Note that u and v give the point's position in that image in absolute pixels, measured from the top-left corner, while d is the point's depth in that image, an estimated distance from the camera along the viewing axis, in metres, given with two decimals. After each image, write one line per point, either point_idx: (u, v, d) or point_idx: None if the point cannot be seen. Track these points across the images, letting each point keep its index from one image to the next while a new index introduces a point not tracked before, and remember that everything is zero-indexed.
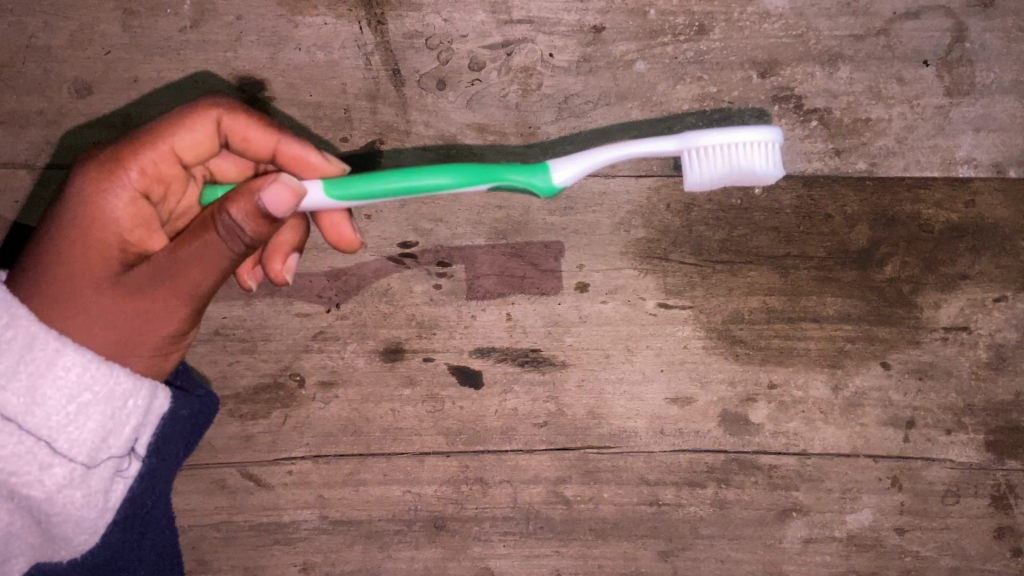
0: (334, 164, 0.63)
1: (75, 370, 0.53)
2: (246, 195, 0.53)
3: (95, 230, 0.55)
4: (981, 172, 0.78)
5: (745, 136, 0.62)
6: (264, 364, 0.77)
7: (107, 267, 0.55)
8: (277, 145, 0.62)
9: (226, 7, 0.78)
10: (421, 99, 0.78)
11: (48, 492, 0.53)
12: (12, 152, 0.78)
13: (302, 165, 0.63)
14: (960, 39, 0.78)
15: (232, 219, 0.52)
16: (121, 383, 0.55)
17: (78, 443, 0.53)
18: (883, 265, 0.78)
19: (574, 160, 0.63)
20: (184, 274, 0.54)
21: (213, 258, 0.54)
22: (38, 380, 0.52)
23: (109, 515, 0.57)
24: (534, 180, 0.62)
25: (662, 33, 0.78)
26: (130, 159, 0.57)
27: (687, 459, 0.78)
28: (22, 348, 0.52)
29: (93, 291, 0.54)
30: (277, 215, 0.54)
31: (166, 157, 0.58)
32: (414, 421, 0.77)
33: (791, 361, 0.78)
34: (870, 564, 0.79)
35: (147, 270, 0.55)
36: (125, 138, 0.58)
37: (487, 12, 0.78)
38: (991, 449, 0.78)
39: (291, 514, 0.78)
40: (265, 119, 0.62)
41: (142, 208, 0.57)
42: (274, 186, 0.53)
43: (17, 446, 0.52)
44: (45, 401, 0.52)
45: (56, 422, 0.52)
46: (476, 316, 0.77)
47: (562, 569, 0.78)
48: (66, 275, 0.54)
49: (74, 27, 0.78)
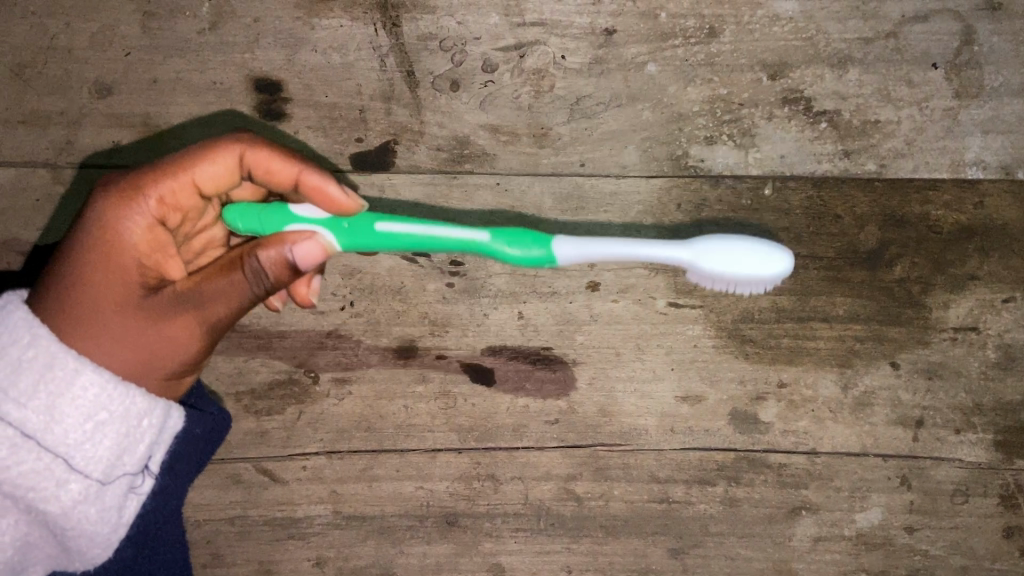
0: (353, 199, 0.60)
1: (93, 390, 0.54)
2: (278, 244, 0.58)
3: (116, 255, 0.56)
4: (989, 173, 0.79)
5: (746, 279, 0.63)
6: (279, 360, 0.78)
7: (126, 291, 0.56)
8: (298, 175, 0.61)
9: (243, 10, 0.79)
10: (435, 99, 0.79)
11: (64, 507, 0.55)
12: (33, 151, 0.79)
13: (322, 198, 0.60)
14: (968, 43, 0.79)
15: (262, 263, 0.57)
16: (137, 404, 0.56)
17: (94, 461, 0.55)
18: (892, 265, 0.79)
19: (581, 250, 0.60)
20: (204, 307, 0.57)
21: (234, 295, 0.57)
22: (57, 399, 0.53)
23: (121, 530, 0.58)
24: (538, 249, 0.60)
25: (673, 35, 0.79)
26: (151, 187, 0.57)
27: (697, 458, 0.78)
28: (42, 367, 0.53)
29: (113, 313, 0.56)
30: (305, 269, 0.59)
31: (188, 189, 0.59)
32: (427, 418, 0.78)
33: (801, 361, 0.78)
34: (879, 563, 0.79)
35: (167, 299, 0.57)
36: (149, 165, 0.58)
37: (500, 15, 0.79)
38: (1000, 449, 0.79)
39: (304, 509, 0.79)
40: (288, 151, 0.61)
41: (159, 234, 0.58)
42: (308, 241, 0.58)
43: (36, 462, 0.53)
44: (63, 419, 0.53)
45: (74, 440, 0.54)
46: (488, 314, 0.78)
47: (573, 566, 0.79)
48: (86, 295, 0.56)
49: (95, 29, 0.80)
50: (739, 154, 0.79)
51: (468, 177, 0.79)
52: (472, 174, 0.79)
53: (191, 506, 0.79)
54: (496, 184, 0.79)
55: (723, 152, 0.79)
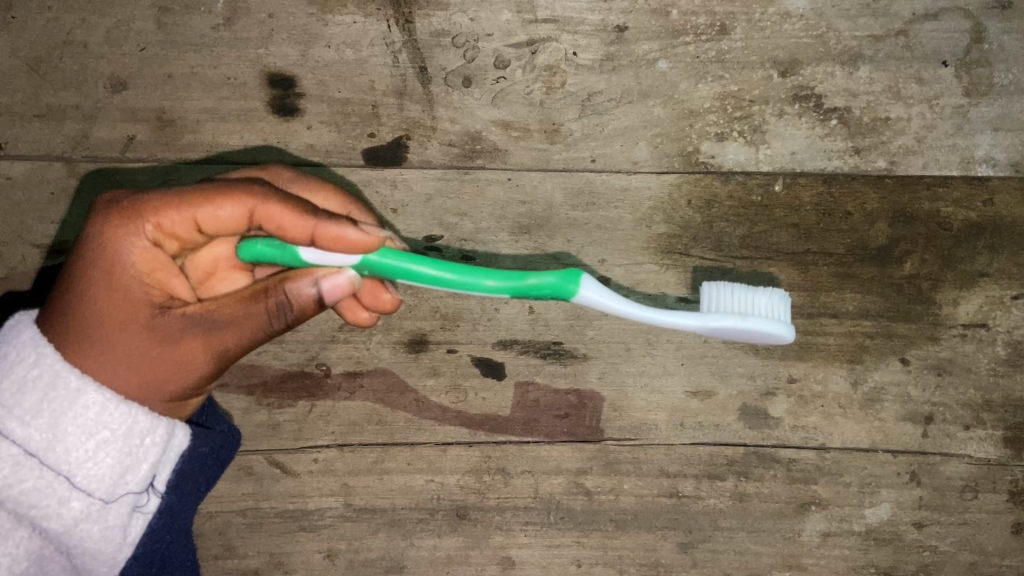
0: (375, 235, 0.58)
1: (95, 409, 0.57)
2: (308, 276, 0.58)
3: (118, 276, 0.56)
4: (999, 171, 0.79)
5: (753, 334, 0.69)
6: (291, 354, 0.78)
7: (131, 313, 0.57)
8: (314, 230, 0.57)
9: (257, 6, 0.80)
10: (447, 96, 0.79)
11: (67, 525, 0.58)
12: (47, 145, 0.79)
13: (343, 245, 0.57)
14: (979, 41, 0.79)
15: (289, 295, 0.57)
16: (139, 423, 0.59)
17: (95, 480, 0.58)
18: (902, 262, 0.79)
19: (599, 300, 0.63)
20: (215, 335, 0.58)
21: (249, 326, 0.58)
22: (60, 417, 0.57)
23: (127, 549, 0.61)
24: (559, 288, 0.62)
25: (684, 32, 0.79)
26: (153, 215, 0.56)
27: (707, 452, 0.79)
28: (46, 386, 0.56)
29: (119, 333, 0.57)
30: (329, 302, 0.59)
31: (187, 224, 0.57)
32: (438, 411, 0.79)
33: (810, 356, 0.79)
34: (888, 559, 0.79)
35: (175, 323, 0.57)
36: (153, 192, 0.57)
37: (512, 11, 0.80)
38: (1008, 445, 0.79)
39: (315, 501, 0.79)
40: (301, 201, 0.57)
41: (163, 259, 0.57)
42: (338, 278, 0.59)
43: (37, 480, 0.57)
44: (65, 438, 0.57)
45: (76, 458, 0.57)
46: (499, 308, 0.78)
47: (582, 560, 0.79)
48: (91, 315, 0.57)
49: (110, 24, 0.80)
50: (750, 151, 0.79)
51: (480, 172, 0.79)
52: (484, 169, 0.79)
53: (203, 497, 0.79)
54: (507, 179, 0.79)
55: (734, 149, 0.79)
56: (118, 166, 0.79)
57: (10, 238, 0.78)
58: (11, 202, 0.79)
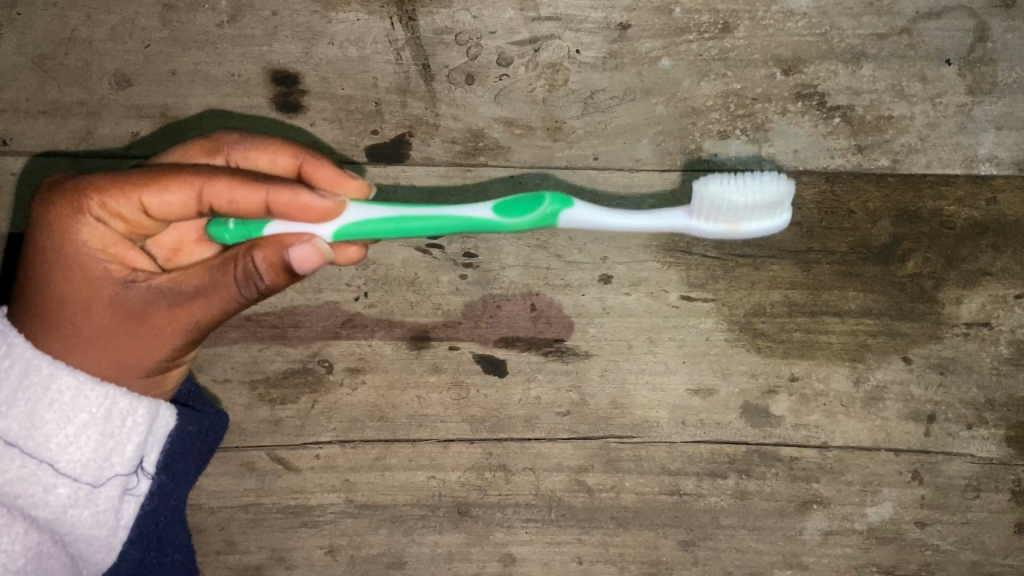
0: (332, 202, 0.59)
1: (69, 394, 0.57)
2: (277, 246, 0.57)
3: (75, 258, 0.56)
4: (1003, 170, 0.79)
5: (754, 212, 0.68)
6: (293, 350, 0.79)
7: (93, 293, 0.57)
8: (267, 198, 0.57)
9: (261, 3, 0.80)
10: (449, 93, 0.80)
11: (56, 512, 0.59)
12: (52, 140, 0.80)
13: (298, 211, 0.58)
14: (983, 39, 0.79)
15: (256, 264, 0.56)
16: (118, 404, 0.59)
17: (79, 464, 0.58)
18: (905, 260, 0.79)
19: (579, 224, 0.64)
20: (184, 310, 0.57)
21: (218, 298, 0.57)
22: (36, 404, 0.57)
23: (121, 532, 0.62)
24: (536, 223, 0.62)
25: (686, 30, 0.79)
26: (100, 199, 0.56)
27: (709, 450, 0.79)
28: (19, 376, 0.57)
29: (83, 314, 0.57)
30: (305, 271, 0.58)
31: (134, 207, 0.56)
32: (439, 409, 0.79)
33: (813, 354, 0.79)
34: (890, 558, 0.79)
35: (138, 301, 0.57)
36: (97, 175, 0.57)
37: (515, 9, 0.80)
38: (1011, 444, 0.79)
39: (317, 497, 0.79)
40: (248, 173, 0.57)
41: (118, 240, 0.57)
42: (308, 246, 0.57)
43: (20, 469, 0.57)
44: (43, 425, 0.57)
45: (57, 444, 0.58)
46: (500, 306, 0.78)
47: (583, 557, 0.79)
48: (56, 300, 0.57)
49: (115, 20, 0.81)
50: (753, 148, 0.79)
51: (482, 170, 0.79)
52: (486, 167, 0.79)
53: (205, 493, 0.79)
54: (509, 177, 0.79)
55: (736, 147, 0.79)
56: (122, 162, 0.79)
57: (18, 237, 0.79)
58: (16, 197, 0.79)
